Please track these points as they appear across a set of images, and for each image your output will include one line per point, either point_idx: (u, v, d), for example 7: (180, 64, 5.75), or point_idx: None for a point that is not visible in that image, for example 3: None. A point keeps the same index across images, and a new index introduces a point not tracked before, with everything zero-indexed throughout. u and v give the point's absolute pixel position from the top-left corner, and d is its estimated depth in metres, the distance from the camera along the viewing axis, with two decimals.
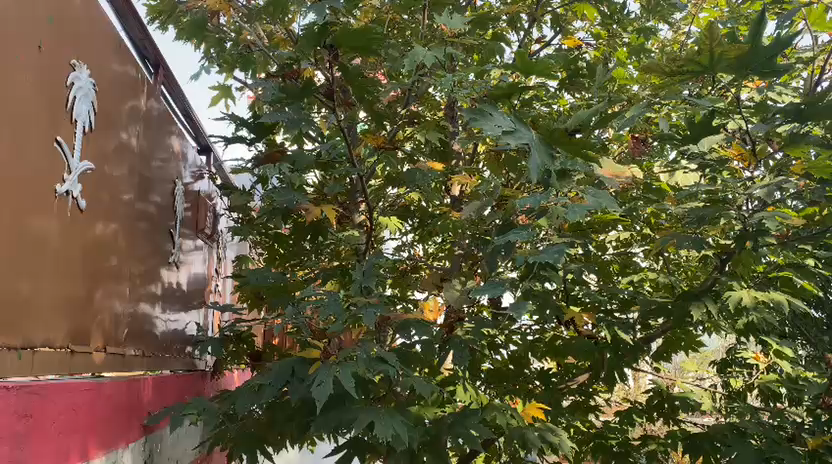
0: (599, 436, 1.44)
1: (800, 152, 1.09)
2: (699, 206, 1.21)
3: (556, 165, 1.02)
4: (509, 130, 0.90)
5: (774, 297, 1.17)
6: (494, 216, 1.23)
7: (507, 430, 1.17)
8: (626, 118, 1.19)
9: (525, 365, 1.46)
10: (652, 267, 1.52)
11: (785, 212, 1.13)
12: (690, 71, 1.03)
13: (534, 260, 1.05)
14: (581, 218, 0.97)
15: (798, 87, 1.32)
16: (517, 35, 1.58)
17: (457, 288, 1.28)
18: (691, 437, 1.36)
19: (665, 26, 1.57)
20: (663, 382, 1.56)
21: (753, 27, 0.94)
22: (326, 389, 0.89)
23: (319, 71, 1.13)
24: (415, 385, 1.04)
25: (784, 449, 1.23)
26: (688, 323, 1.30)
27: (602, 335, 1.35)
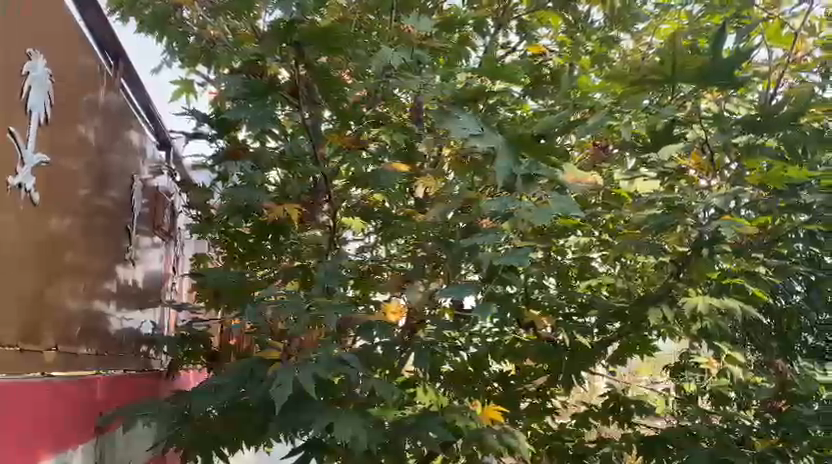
0: (556, 438, 1.46)
1: (755, 163, 1.15)
2: (657, 214, 1.24)
3: (521, 170, 1.03)
4: (476, 133, 0.97)
5: (727, 305, 1.21)
6: (461, 218, 1.28)
7: (466, 432, 1.17)
8: (588, 126, 1.20)
9: (484, 367, 1.43)
10: (610, 271, 1.50)
11: (740, 221, 1.16)
12: (652, 82, 1.05)
13: (499, 263, 1.08)
14: (547, 221, 1.02)
15: (755, 99, 1.35)
16: (483, 40, 1.59)
17: (420, 290, 1.28)
18: (645, 441, 1.39)
19: (627, 36, 1.59)
20: (618, 385, 1.58)
21: (713, 42, 0.97)
22: (287, 389, 0.89)
23: (284, 68, 1.17)
24: (375, 386, 1.04)
25: (734, 453, 1.26)
26: (645, 329, 1.32)
27: (561, 338, 1.39)
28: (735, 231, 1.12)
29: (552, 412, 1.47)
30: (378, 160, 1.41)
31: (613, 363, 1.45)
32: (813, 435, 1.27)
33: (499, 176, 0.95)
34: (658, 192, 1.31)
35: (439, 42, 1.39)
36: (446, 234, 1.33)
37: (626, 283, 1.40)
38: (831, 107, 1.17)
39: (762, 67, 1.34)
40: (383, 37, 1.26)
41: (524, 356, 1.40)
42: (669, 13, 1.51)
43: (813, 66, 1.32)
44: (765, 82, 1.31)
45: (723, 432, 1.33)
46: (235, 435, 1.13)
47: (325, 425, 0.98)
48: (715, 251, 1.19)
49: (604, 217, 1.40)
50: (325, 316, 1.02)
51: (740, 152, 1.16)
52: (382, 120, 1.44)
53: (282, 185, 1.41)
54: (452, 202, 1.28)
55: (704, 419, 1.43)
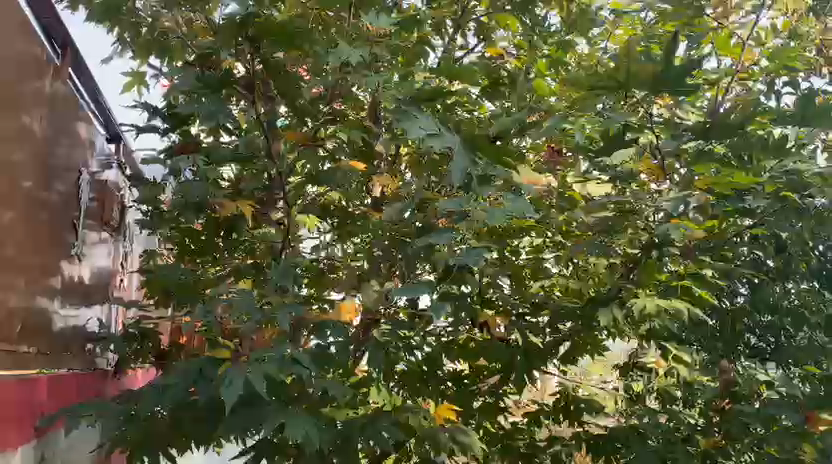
0: (507, 437, 1.47)
1: (704, 169, 1.19)
2: (609, 217, 1.26)
3: (477, 171, 1.03)
4: (433, 133, 0.98)
5: (674, 306, 1.24)
6: (417, 217, 1.28)
7: (419, 431, 1.17)
8: (543, 129, 1.22)
9: (438, 367, 1.41)
10: (562, 272, 1.51)
11: (689, 225, 1.19)
12: (606, 87, 1.07)
13: (454, 262, 1.09)
14: (501, 222, 1.03)
15: (704, 106, 1.39)
16: (442, 40, 1.59)
17: (375, 289, 1.28)
18: (594, 439, 1.42)
19: (583, 41, 1.61)
20: (569, 384, 1.60)
21: (665, 50, 0.99)
22: (238, 389, 0.88)
23: (239, 63, 1.15)
24: (328, 385, 1.04)
25: (680, 450, 1.30)
26: (595, 328, 1.35)
27: (514, 337, 1.41)
28: (683, 233, 1.15)
29: (504, 411, 1.49)
30: (334, 158, 1.39)
31: (564, 363, 1.47)
32: (753, 433, 1.32)
33: (455, 175, 0.95)
34: (610, 195, 1.32)
35: (398, 40, 1.38)
36: (402, 233, 1.32)
37: (577, 283, 1.42)
38: (775, 116, 1.21)
39: (711, 75, 1.38)
40: (341, 33, 1.25)
41: (477, 356, 1.40)
42: (623, 20, 1.54)
43: (760, 75, 1.36)
44: (714, 90, 1.35)
45: (669, 430, 1.36)
46: (184, 436, 1.11)
47: (277, 425, 0.96)
48: (663, 254, 1.23)
49: (557, 219, 1.41)
50: (278, 315, 1.01)
51: (690, 157, 1.19)
52: (341, 117, 1.40)
53: (236, 181, 1.39)
54: (407, 201, 1.28)
55: (651, 417, 1.46)
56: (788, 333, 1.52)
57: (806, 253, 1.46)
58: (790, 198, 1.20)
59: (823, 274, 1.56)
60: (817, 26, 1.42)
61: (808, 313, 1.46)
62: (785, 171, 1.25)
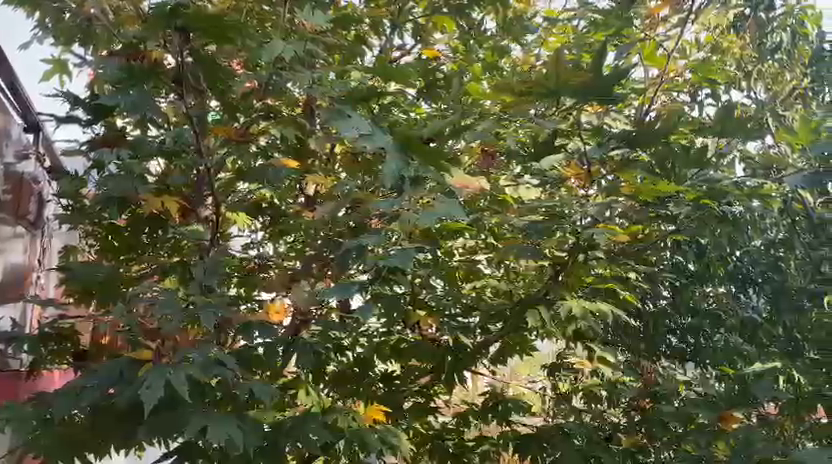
0: (437, 437, 1.46)
1: (629, 176, 1.22)
2: (539, 220, 1.28)
3: (410, 172, 1.03)
4: (365, 133, 0.98)
5: (599, 307, 1.27)
6: (351, 217, 1.26)
7: (347, 432, 1.16)
8: (477, 132, 1.22)
9: (369, 368, 1.42)
10: (494, 274, 1.52)
11: (614, 230, 1.23)
12: (537, 94, 1.09)
13: (384, 263, 1.08)
14: (433, 224, 1.02)
15: (632, 115, 1.42)
16: (379, 40, 1.58)
17: (305, 289, 1.25)
18: (521, 438, 1.40)
19: (517, 46, 1.63)
20: (498, 385, 1.62)
21: (594, 59, 1.02)
22: (158, 392, 0.85)
23: (167, 54, 1.11)
24: (253, 387, 1.01)
25: (602, 450, 1.33)
26: (523, 329, 1.37)
27: (445, 338, 1.42)
28: (608, 238, 1.19)
29: (434, 412, 1.48)
30: (265, 154, 1.34)
31: (494, 363, 1.48)
32: (671, 432, 1.39)
33: (387, 176, 0.96)
34: (540, 200, 1.34)
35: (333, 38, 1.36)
36: (336, 233, 1.30)
37: (509, 284, 1.43)
38: (697, 127, 1.26)
39: (639, 84, 1.42)
40: (275, 28, 1.22)
41: (409, 356, 1.41)
42: (556, 27, 1.57)
43: (684, 86, 1.41)
44: (640, 99, 1.39)
45: (592, 430, 1.39)
46: (101, 441, 1.05)
47: (199, 428, 0.93)
48: (589, 257, 1.27)
49: (489, 222, 1.41)
50: (202, 316, 0.98)
51: (616, 166, 1.22)
52: (271, 113, 1.35)
53: (163, 176, 1.34)
54: (341, 200, 1.25)
55: (576, 417, 1.49)
56: (706, 334, 1.61)
57: (723, 259, 1.60)
58: (709, 205, 1.27)
59: (739, 277, 1.65)
60: (737, 41, 1.49)
61: (723, 315, 1.57)
62: (705, 179, 1.30)
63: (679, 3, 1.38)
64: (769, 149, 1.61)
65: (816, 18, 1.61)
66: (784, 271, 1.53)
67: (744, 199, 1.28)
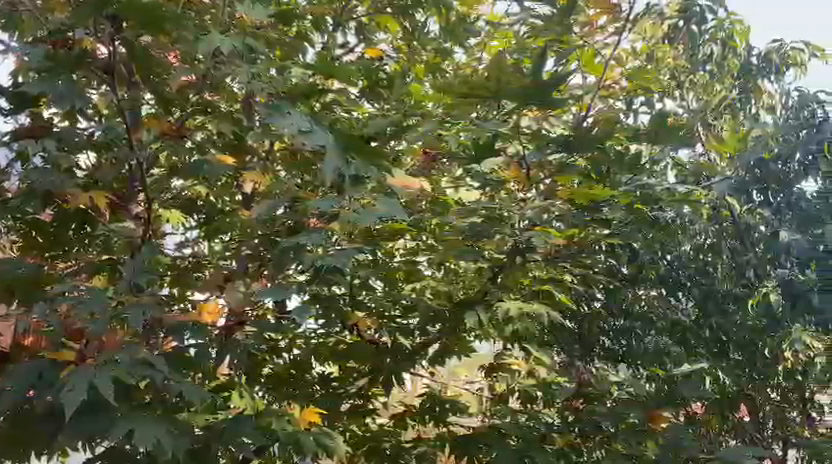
0: (372, 439, 1.42)
1: (566, 180, 1.25)
2: (478, 222, 1.28)
3: (350, 170, 1.01)
4: (305, 130, 0.96)
5: (536, 309, 1.29)
6: (288, 216, 1.23)
7: (282, 435, 1.13)
8: (419, 133, 1.22)
9: (307, 370, 1.40)
10: (435, 275, 1.52)
11: (552, 233, 1.25)
12: (479, 95, 1.10)
13: (322, 263, 1.06)
14: (373, 224, 1.01)
15: (571, 120, 1.43)
16: (321, 38, 1.56)
17: (241, 289, 1.22)
18: (457, 440, 1.39)
19: (460, 49, 1.63)
20: (436, 386, 1.62)
21: (535, 63, 1.03)
22: (80, 394, 0.81)
23: (98, 43, 1.06)
24: (183, 389, 0.97)
25: (537, 450, 1.32)
26: (461, 330, 1.37)
27: (384, 340, 1.42)
28: (545, 240, 1.21)
29: (372, 413, 1.46)
30: (202, 150, 1.31)
31: (432, 363, 1.47)
32: (605, 431, 1.39)
33: (326, 174, 0.94)
34: (480, 201, 1.35)
35: (274, 34, 1.33)
36: (274, 233, 1.28)
37: (448, 286, 1.43)
38: (631, 133, 1.29)
39: (576, 91, 1.44)
40: (214, 21, 1.19)
41: (346, 358, 1.39)
42: (499, 31, 1.57)
43: (620, 94, 1.44)
44: (578, 105, 1.40)
45: (528, 429, 1.38)
46: (19, 447, 1.00)
47: (125, 432, 0.89)
48: (527, 260, 1.29)
49: (429, 223, 1.40)
50: (130, 316, 0.95)
51: (554, 169, 1.24)
52: (210, 108, 1.29)
53: (92, 170, 1.28)
54: (280, 198, 1.22)
55: (512, 417, 1.47)
56: (639, 335, 1.63)
57: (654, 262, 1.63)
58: (642, 210, 1.31)
59: (669, 280, 1.66)
60: (671, 52, 1.54)
61: (654, 318, 1.58)
62: (638, 185, 1.33)
63: (617, 12, 1.40)
64: (699, 157, 1.69)
65: (744, 31, 1.65)
66: (712, 275, 1.62)
67: (675, 203, 1.32)
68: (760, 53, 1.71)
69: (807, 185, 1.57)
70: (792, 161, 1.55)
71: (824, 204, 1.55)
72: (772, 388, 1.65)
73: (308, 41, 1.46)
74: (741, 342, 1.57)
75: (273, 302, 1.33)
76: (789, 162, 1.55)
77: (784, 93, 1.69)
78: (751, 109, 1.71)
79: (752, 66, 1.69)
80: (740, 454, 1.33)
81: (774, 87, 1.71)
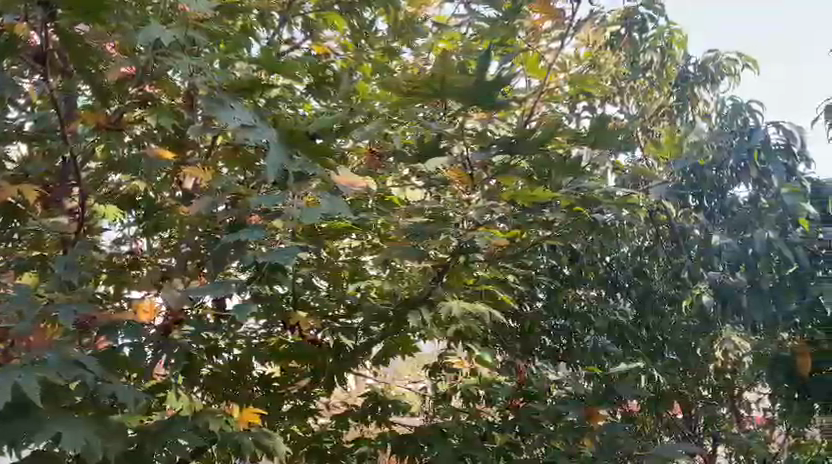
0: (314, 439, 1.41)
1: (509, 181, 1.27)
2: (423, 222, 1.28)
3: (294, 167, 1.00)
4: (248, 125, 0.95)
5: (478, 309, 1.30)
6: (229, 213, 1.21)
7: (220, 436, 1.11)
8: (365, 131, 1.21)
9: (248, 370, 1.38)
10: (380, 274, 1.52)
11: (495, 233, 1.26)
12: (423, 94, 1.10)
13: (263, 260, 1.01)
14: (315, 222, 0.97)
15: (515, 123, 1.45)
16: (267, 32, 1.53)
17: (178, 288, 1.19)
18: (399, 439, 1.39)
19: (408, 49, 1.62)
20: (379, 386, 1.62)
21: (479, 64, 1.04)
22: (4, 396, 0.77)
23: (29, 30, 1.02)
24: (115, 389, 0.94)
25: (477, 448, 1.34)
26: (404, 329, 1.36)
27: (326, 340, 1.41)
28: (489, 241, 1.22)
29: (314, 414, 1.44)
30: (140, 144, 1.27)
31: (377, 363, 1.48)
32: (544, 428, 1.41)
33: (269, 170, 0.93)
34: (425, 201, 1.35)
35: (218, 27, 1.30)
36: (213, 230, 1.25)
37: (393, 285, 1.43)
38: (573, 137, 1.31)
39: (520, 94, 1.45)
40: (154, 11, 1.15)
41: (287, 358, 1.37)
42: (446, 33, 1.56)
43: (563, 98, 1.45)
44: (521, 108, 1.41)
45: (469, 428, 1.39)
46: None
47: (53, 435, 0.86)
48: (470, 259, 1.28)
49: (375, 222, 1.39)
50: (59, 314, 0.91)
51: (497, 171, 1.26)
52: (150, 101, 1.26)
53: (22, 163, 1.23)
54: (219, 193, 1.18)
55: (454, 417, 1.47)
56: (578, 334, 1.69)
57: (594, 264, 1.69)
58: (581, 212, 1.34)
59: (609, 281, 1.73)
60: (612, 59, 1.61)
61: (593, 318, 1.63)
62: (579, 187, 1.35)
63: (561, 17, 1.42)
64: (637, 162, 1.75)
65: (682, 41, 1.73)
66: (649, 277, 1.68)
67: (613, 206, 1.35)
68: (697, 62, 1.77)
69: (740, 191, 1.60)
70: (726, 166, 1.60)
71: (752, 210, 1.54)
72: (704, 386, 1.72)
73: (253, 35, 1.44)
74: (677, 342, 1.65)
75: (213, 301, 1.31)
76: (723, 168, 1.60)
77: (719, 101, 1.76)
78: (688, 116, 1.78)
79: (689, 74, 1.76)
80: (673, 449, 1.38)
81: (709, 96, 1.78)
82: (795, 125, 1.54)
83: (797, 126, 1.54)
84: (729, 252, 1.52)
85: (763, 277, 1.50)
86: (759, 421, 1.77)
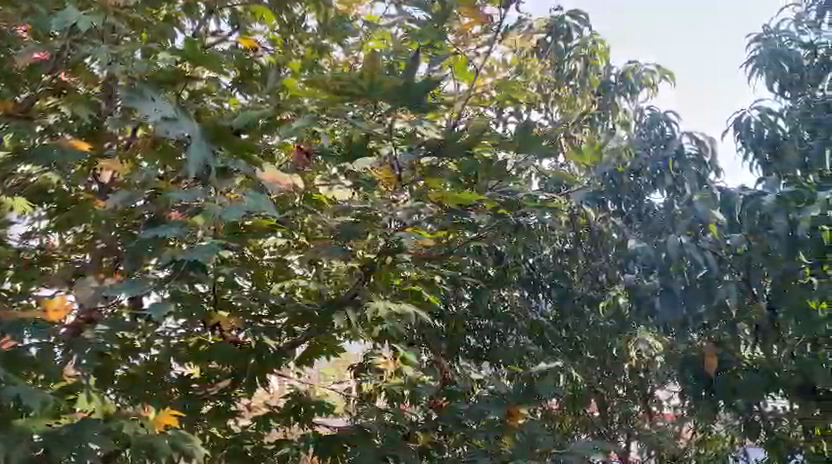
0: (234, 442, 1.37)
1: (436, 182, 1.30)
2: (350, 222, 1.27)
3: (217, 163, 0.97)
4: (169, 117, 0.91)
5: (405, 310, 1.33)
6: (147, 210, 1.16)
7: (132, 439, 1.07)
8: (292, 129, 1.19)
9: (165, 371, 1.33)
10: (306, 274, 1.50)
11: (421, 234, 1.27)
12: (351, 93, 1.10)
13: (181, 258, 0.98)
14: (237, 219, 0.95)
15: (443, 125, 1.45)
16: (193, 23, 1.49)
17: (92, 286, 1.13)
18: (321, 440, 1.37)
19: (338, 47, 1.60)
20: (302, 387, 1.60)
21: (407, 66, 1.04)
22: None
23: None
24: (19, 393, 0.88)
25: (400, 448, 1.33)
26: (330, 329, 1.35)
27: (248, 340, 1.37)
28: (416, 242, 1.22)
29: (234, 415, 1.41)
30: (53, 134, 1.21)
31: (300, 364, 1.46)
32: (467, 427, 1.42)
33: (190, 165, 0.89)
34: (353, 200, 1.34)
35: (140, 15, 1.25)
36: (130, 226, 1.20)
37: (319, 285, 1.39)
38: (499, 141, 1.32)
39: (448, 98, 1.46)
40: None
41: (207, 359, 1.33)
42: (375, 33, 1.57)
43: (490, 102, 1.48)
44: (449, 111, 1.42)
45: (391, 428, 1.38)
46: None
47: None
48: (396, 260, 1.29)
49: (301, 222, 1.38)
50: None
51: (424, 172, 1.29)
52: (64, 90, 1.21)
53: None
54: (137, 189, 1.13)
55: (377, 417, 1.47)
56: (501, 334, 1.75)
57: (518, 265, 1.74)
58: (506, 216, 1.39)
59: (530, 282, 1.80)
60: (538, 65, 1.65)
61: (517, 317, 1.72)
62: (504, 190, 1.37)
63: (489, 23, 1.43)
64: (560, 167, 1.80)
65: (604, 51, 1.81)
66: (569, 278, 1.77)
67: (536, 210, 1.38)
68: (618, 72, 1.87)
69: (656, 197, 1.70)
70: (643, 174, 1.71)
71: (666, 216, 1.63)
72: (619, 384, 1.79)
73: (178, 26, 1.39)
74: (593, 342, 1.74)
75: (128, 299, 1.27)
76: (640, 175, 1.71)
77: (637, 111, 1.84)
78: (608, 124, 1.85)
79: (611, 84, 1.86)
80: (591, 446, 1.42)
81: (629, 106, 1.86)
82: (707, 136, 1.65)
83: (709, 138, 1.66)
84: (644, 256, 1.58)
85: (675, 279, 1.54)
86: (669, 418, 1.82)
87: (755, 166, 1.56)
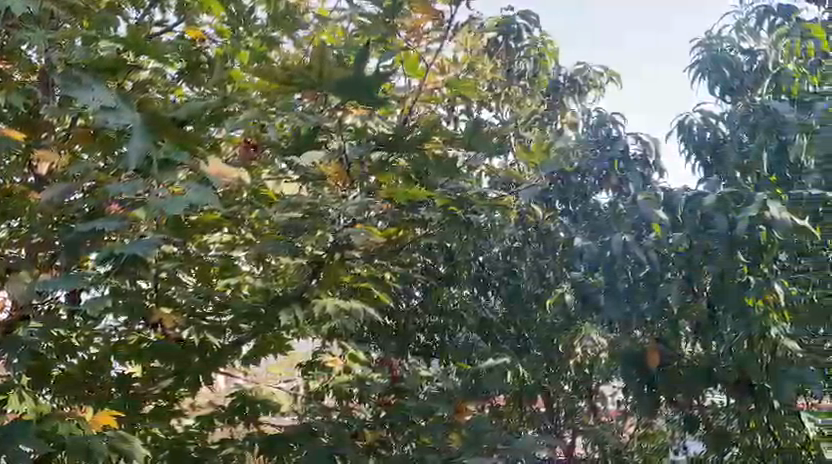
0: (177, 440, 1.32)
1: (387, 178, 1.29)
2: (297, 218, 1.27)
3: (159, 155, 0.95)
4: (108, 106, 0.90)
5: (352, 307, 1.30)
6: (86, 203, 1.13)
7: (66, 440, 1.02)
8: (238, 121, 1.17)
9: (104, 370, 1.29)
10: (253, 271, 1.47)
11: (371, 229, 1.28)
12: (299, 82, 1.08)
13: (120, 252, 0.95)
14: (178, 213, 0.92)
15: (394, 121, 1.45)
16: (137, 12, 1.44)
17: (25, 281, 1.09)
18: (267, 438, 1.33)
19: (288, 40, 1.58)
20: (248, 386, 1.57)
21: (356, 59, 1.03)
22: None
23: None
24: None
25: (347, 446, 1.31)
26: (277, 327, 1.33)
27: (191, 338, 1.34)
28: (364, 239, 1.22)
29: (177, 415, 1.38)
30: None
31: (247, 362, 1.44)
32: (414, 424, 1.42)
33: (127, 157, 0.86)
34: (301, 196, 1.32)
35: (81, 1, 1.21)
36: (66, 220, 1.15)
37: (265, 283, 1.34)
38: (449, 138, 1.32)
39: (399, 93, 1.46)
40: None
41: (149, 357, 1.29)
42: (326, 27, 1.55)
43: (440, 99, 1.48)
44: (400, 106, 1.42)
45: (338, 426, 1.37)
46: None
47: None
48: (346, 256, 1.29)
49: (248, 216, 1.34)
50: None
51: (374, 168, 1.29)
52: None
53: None
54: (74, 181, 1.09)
55: (324, 415, 1.45)
56: (451, 331, 1.74)
57: (468, 263, 1.74)
58: (456, 212, 1.37)
59: (480, 279, 1.80)
60: (488, 65, 1.66)
61: (466, 315, 1.70)
62: (454, 187, 1.38)
63: (440, 20, 1.43)
64: (510, 165, 1.82)
65: (553, 52, 1.85)
66: (517, 276, 1.78)
67: (485, 208, 1.38)
68: (567, 73, 1.92)
69: (601, 198, 1.76)
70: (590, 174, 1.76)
71: (610, 214, 1.67)
72: (564, 380, 1.82)
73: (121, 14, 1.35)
74: (541, 339, 1.77)
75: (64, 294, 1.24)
76: (587, 176, 1.76)
77: (586, 112, 1.86)
78: (557, 124, 1.84)
79: (560, 84, 1.89)
80: (536, 441, 1.44)
81: (577, 107, 1.90)
82: (651, 137, 1.74)
83: (653, 139, 1.74)
84: (589, 254, 1.64)
85: (619, 278, 1.64)
86: (613, 413, 1.90)
87: (697, 168, 1.61)
